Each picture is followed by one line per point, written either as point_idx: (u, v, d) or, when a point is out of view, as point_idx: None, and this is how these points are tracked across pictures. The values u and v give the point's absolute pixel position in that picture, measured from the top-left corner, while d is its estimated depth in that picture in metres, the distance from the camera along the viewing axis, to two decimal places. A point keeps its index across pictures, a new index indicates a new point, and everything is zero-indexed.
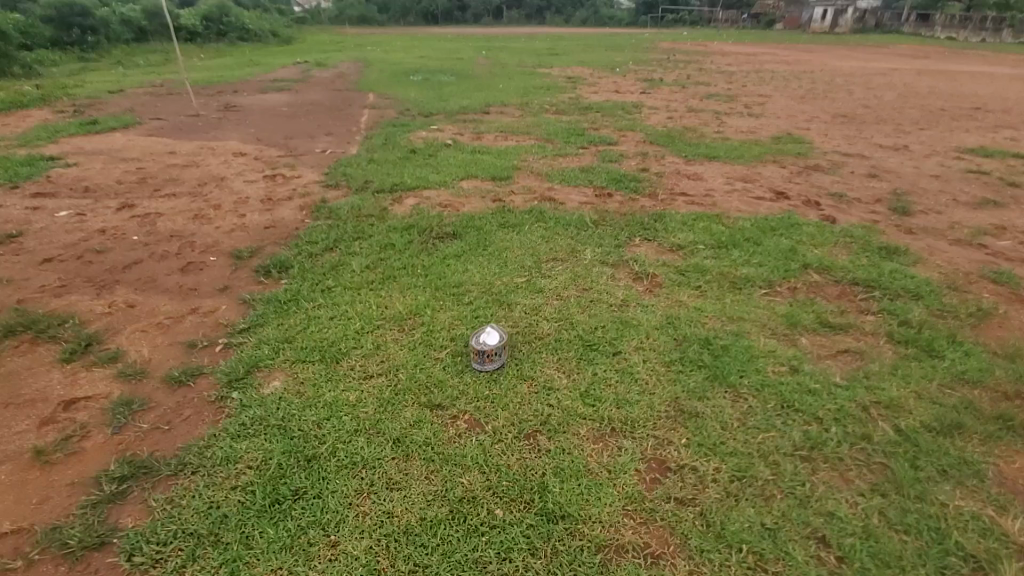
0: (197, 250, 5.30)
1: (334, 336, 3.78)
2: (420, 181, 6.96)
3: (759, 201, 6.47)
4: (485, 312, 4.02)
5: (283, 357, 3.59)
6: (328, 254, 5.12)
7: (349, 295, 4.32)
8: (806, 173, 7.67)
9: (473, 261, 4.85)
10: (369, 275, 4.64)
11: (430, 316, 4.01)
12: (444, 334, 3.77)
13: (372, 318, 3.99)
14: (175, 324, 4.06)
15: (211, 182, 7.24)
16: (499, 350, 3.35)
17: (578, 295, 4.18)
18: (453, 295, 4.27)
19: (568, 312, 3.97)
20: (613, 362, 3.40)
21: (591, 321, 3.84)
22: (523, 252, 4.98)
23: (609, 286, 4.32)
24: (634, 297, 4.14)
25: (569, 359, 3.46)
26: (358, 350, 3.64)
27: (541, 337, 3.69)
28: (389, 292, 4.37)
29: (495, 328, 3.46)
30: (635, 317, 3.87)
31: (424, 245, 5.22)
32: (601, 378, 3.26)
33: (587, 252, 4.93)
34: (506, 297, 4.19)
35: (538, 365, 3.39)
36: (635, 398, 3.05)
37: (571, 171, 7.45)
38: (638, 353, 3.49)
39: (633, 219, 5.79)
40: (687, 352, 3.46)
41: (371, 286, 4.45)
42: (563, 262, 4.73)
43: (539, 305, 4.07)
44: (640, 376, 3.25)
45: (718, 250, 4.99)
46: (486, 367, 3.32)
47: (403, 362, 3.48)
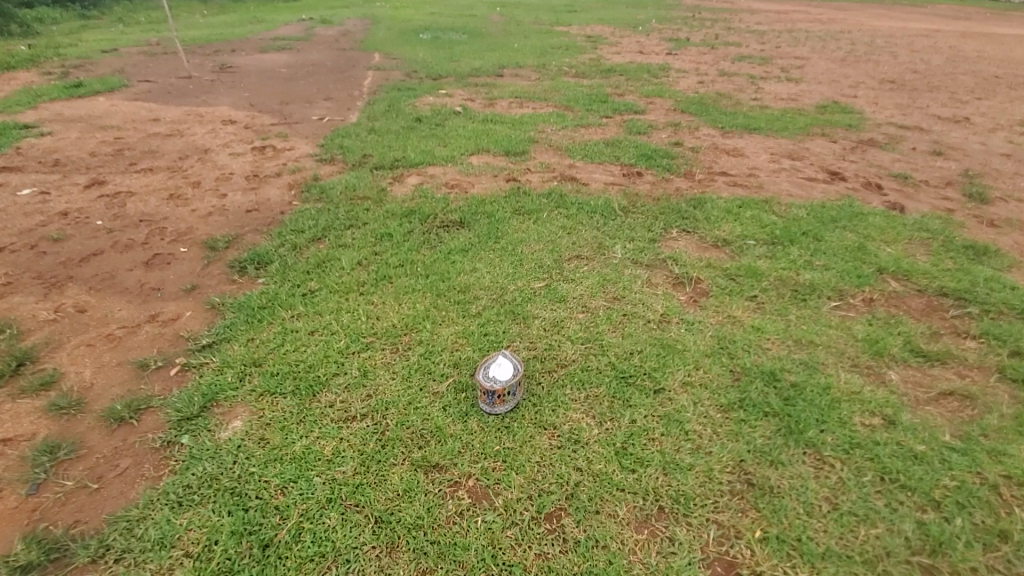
0: (167, 237, 4.63)
1: (312, 359, 3.12)
2: (424, 155, 6.17)
3: (813, 184, 5.62)
4: (495, 328, 3.33)
5: (249, 387, 2.95)
6: (315, 245, 4.42)
7: (334, 301, 3.63)
8: (862, 149, 6.75)
9: (482, 258, 4.12)
10: (360, 275, 3.95)
11: (429, 332, 3.33)
12: (446, 358, 3.11)
13: (361, 333, 3.32)
14: (127, 336, 3.44)
15: (193, 155, 6.52)
16: (513, 388, 2.68)
17: (608, 308, 3.46)
18: (457, 303, 3.57)
19: (596, 330, 3.26)
20: (655, 406, 2.71)
21: (625, 344, 3.14)
22: (540, 247, 4.24)
23: (644, 295, 3.58)
24: (676, 310, 3.41)
25: (601, 399, 2.77)
26: (340, 377, 2.98)
27: (565, 366, 3.00)
28: (381, 297, 3.69)
29: (508, 358, 2.79)
30: (679, 340, 3.16)
31: (426, 236, 4.49)
32: (643, 428, 2.57)
33: (616, 248, 4.17)
34: (522, 307, 3.48)
35: (561, 407, 2.72)
36: (687, 461, 2.37)
37: (594, 145, 6.61)
38: (687, 392, 2.80)
39: (667, 204, 4.98)
40: (749, 391, 2.76)
41: (360, 290, 3.77)
42: (588, 262, 3.99)
43: (561, 320, 3.37)
44: (691, 427, 2.56)
45: (773, 246, 4.21)
46: (495, 409, 2.66)
47: (395, 397, 2.82)
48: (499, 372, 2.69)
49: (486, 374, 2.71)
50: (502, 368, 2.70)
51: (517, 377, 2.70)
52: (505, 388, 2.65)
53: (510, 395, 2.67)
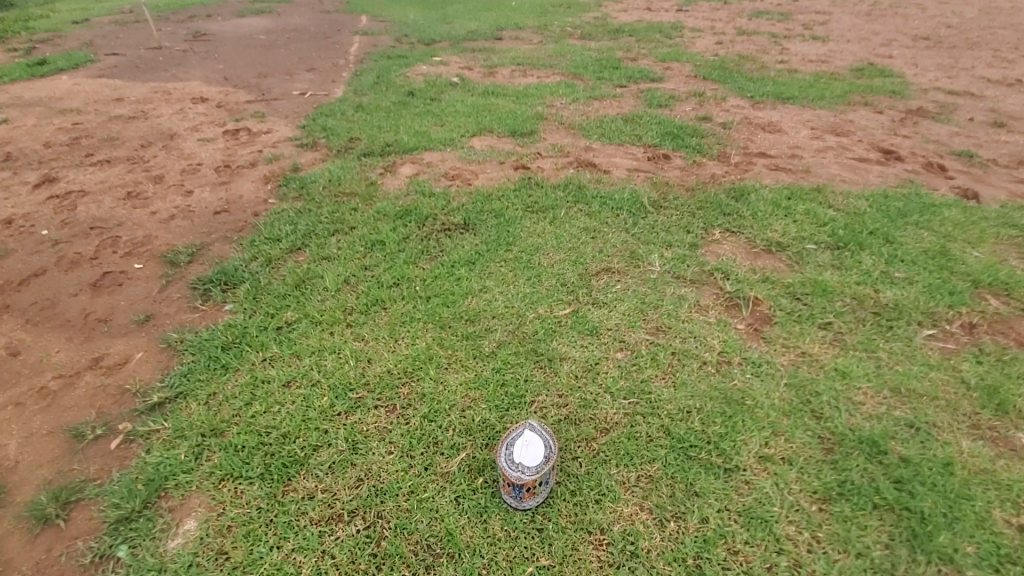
0: (120, 249, 3.92)
1: (286, 424, 2.48)
2: (418, 137, 5.39)
3: (867, 166, 4.87)
4: (515, 374, 2.69)
5: (206, 466, 2.32)
6: (293, 257, 3.70)
7: (315, 337, 2.97)
8: (912, 120, 5.97)
9: (492, 273, 3.41)
10: (347, 298, 3.26)
11: (433, 381, 2.68)
12: (456, 419, 2.48)
13: (349, 383, 2.68)
14: (63, 390, 2.78)
15: (156, 140, 5.71)
16: (545, 476, 2.08)
17: (652, 345, 2.80)
18: (467, 339, 2.92)
19: (641, 377, 2.62)
20: (730, 495, 2.11)
21: (680, 398, 2.50)
22: (560, 257, 3.52)
23: (694, 326, 2.90)
24: (736, 346, 2.76)
25: (657, 485, 2.16)
26: (322, 450, 2.36)
27: (606, 433, 2.38)
28: (373, 330, 3.02)
29: (537, 431, 2.16)
30: (747, 391, 2.52)
31: (424, 242, 3.78)
32: (720, 533, 1.98)
33: (652, 257, 3.46)
34: (547, 345, 2.83)
35: (607, 500, 2.11)
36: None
37: (611, 120, 5.81)
38: (767, 472, 2.19)
39: (705, 195, 4.17)
40: (849, 473, 2.17)
41: (347, 319, 3.10)
42: (620, 279, 3.29)
43: (595, 362, 2.72)
44: (781, 532, 1.98)
45: (838, 253, 3.55)
46: (523, 504, 2.06)
47: (393, 482, 2.21)
48: (527, 456, 2.07)
49: (510, 458, 2.09)
50: (531, 450, 2.08)
51: (550, 461, 2.08)
52: (536, 479, 2.04)
53: (542, 486, 2.07)
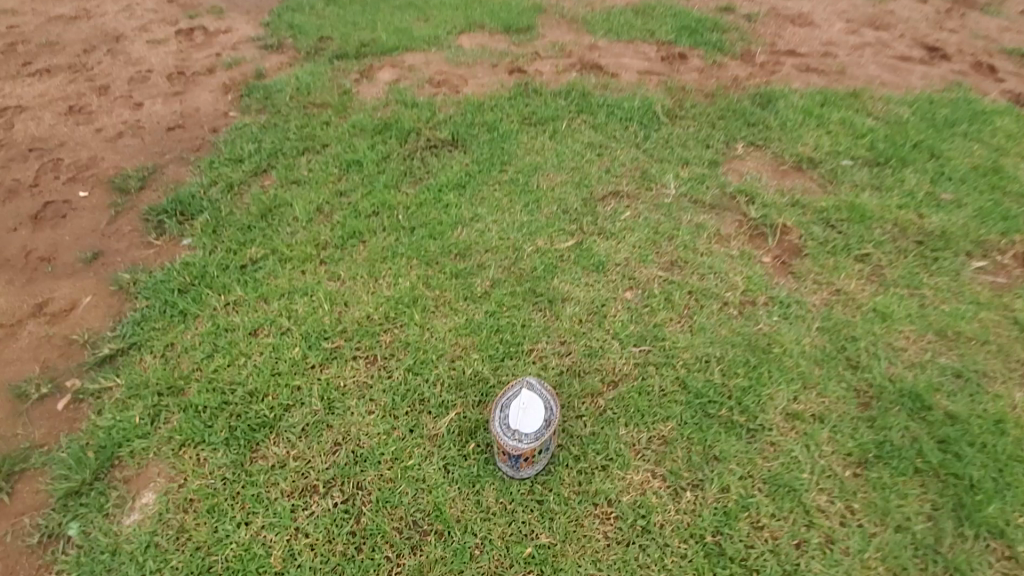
0: (63, 174, 3.46)
1: (254, 380, 2.20)
2: (399, 35, 4.70)
3: (909, 66, 4.29)
4: (510, 318, 2.37)
5: (164, 431, 2.06)
6: (257, 181, 3.25)
7: (284, 277, 2.62)
8: (961, 10, 5.24)
9: (485, 197, 2.99)
10: (319, 229, 2.86)
11: (419, 328, 2.37)
12: (445, 372, 2.20)
13: (323, 331, 2.37)
14: (4, 342, 2.47)
15: (98, 42, 4.97)
16: (547, 442, 1.84)
17: (667, 283, 2.45)
18: (456, 277, 2.57)
19: (654, 321, 2.30)
20: (753, 460, 1.87)
21: (698, 345, 2.20)
22: (563, 178, 3.06)
23: (714, 260, 2.52)
24: (762, 284, 2.42)
25: (672, 448, 1.92)
26: (294, 410, 2.10)
27: (614, 387, 2.11)
28: (348, 267, 2.65)
29: (536, 389, 1.90)
30: (774, 337, 2.21)
31: (407, 160, 3.30)
32: (742, 505, 1.77)
33: (666, 178, 2.99)
34: (547, 284, 2.48)
35: (615, 466, 1.88)
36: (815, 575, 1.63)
37: (619, 11, 5.06)
38: (796, 432, 1.95)
39: (727, 102, 3.64)
40: (888, 432, 1.94)
41: (320, 254, 2.72)
42: (629, 204, 2.85)
43: (602, 304, 2.38)
44: (811, 504, 1.76)
45: (877, 170, 3.13)
46: (523, 472, 1.84)
47: (374, 448, 1.97)
48: (525, 420, 1.82)
49: (506, 424, 1.84)
50: (530, 414, 1.82)
51: (552, 426, 1.84)
52: (537, 447, 1.80)
53: (544, 452, 1.84)
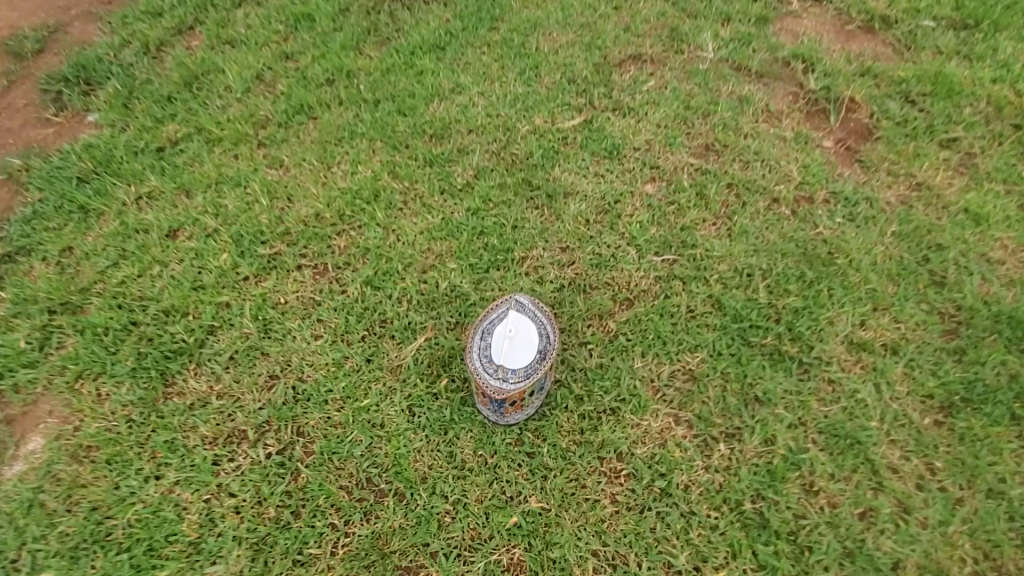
0: None
1: (170, 295, 1.74)
2: None
3: None
4: (497, 218, 1.84)
5: (55, 358, 1.63)
6: (182, 40, 2.55)
7: (211, 163, 2.06)
8: None
9: (468, 60, 2.32)
10: (257, 102, 2.25)
11: (380, 229, 1.85)
12: (413, 286, 1.72)
13: (258, 232, 1.86)
14: None
15: None
16: (542, 381, 1.42)
17: (700, 174, 1.90)
18: (428, 164, 2.00)
19: (682, 223, 1.79)
20: (807, 403, 1.45)
21: (738, 254, 1.71)
22: (569, 36, 2.36)
23: (761, 144, 1.96)
24: (821, 175, 1.88)
25: (700, 387, 1.49)
26: (220, 335, 1.66)
27: (629, 307, 1.65)
28: (293, 151, 2.08)
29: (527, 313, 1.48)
30: (837, 244, 1.71)
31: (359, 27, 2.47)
32: (791, 463, 1.36)
33: (702, 37, 2.31)
34: (545, 174, 1.93)
35: (627, 409, 1.47)
36: (885, 555, 1.25)
37: None
38: (862, 368, 1.51)
39: None
40: (982, 369, 1.49)
41: (257, 135, 2.14)
42: (653, 72, 2.21)
43: (615, 201, 1.85)
44: (880, 461, 1.36)
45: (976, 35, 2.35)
46: (510, 420, 1.44)
47: (320, 383, 1.55)
48: (512, 353, 1.40)
49: (486, 358, 1.42)
50: (519, 345, 1.41)
51: (549, 361, 1.42)
52: (528, 389, 1.39)
53: (538, 394, 1.43)
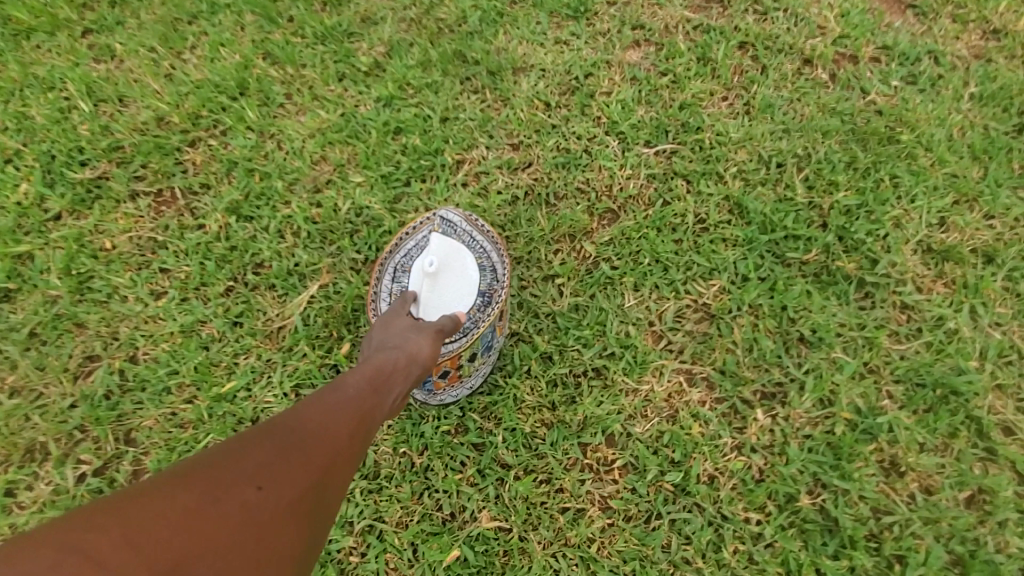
0: None
1: None
2: None
3: None
4: (419, 109, 1.29)
5: None
6: None
7: (11, 59, 1.44)
8: None
9: None
10: None
11: (253, 135, 1.29)
12: (300, 212, 1.18)
13: (75, 149, 1.29)
14: None
15: None
16: (489, 338, 0.95)
17: (700, 32, 1.36)
18: (320, 41, 1.41)
19: (680, 99, 1.27)
20: (875, 341, 1.00)
21: (762, 137, 1.20)
22: None
23: None
24: (867, 23, 1.34)
25: (720, 329, 1.03)
26: (17, 301, 1.13)
27: (612, 221, 1.15)
28: (130, 36, 1.47)
29: (463, 239, 0.98)
30: (899, 115, 1.22)
31: None
32: (861, 432, 0.94)
33: None
34: (484, 44, 1.36)
35: (617, 369, 1.00)
36: (1005, 561, 0.85)
37: None
38: (947, 286, 1.06)
39: None
40: None
41: (80, 17, 1.48)
42: None
43: (585, 74, 1.32)
44: (989, 419, 0.93)
45: None
46: (443, 400, 0.97)
47: (159, 364, 1.05)
48: (438, 298, 0.92)
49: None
50: (448, 284, 0.92)
51: (498, 308, 0.94)
52: (466, 351, 0.92)
53: (484, 359, 0.96)
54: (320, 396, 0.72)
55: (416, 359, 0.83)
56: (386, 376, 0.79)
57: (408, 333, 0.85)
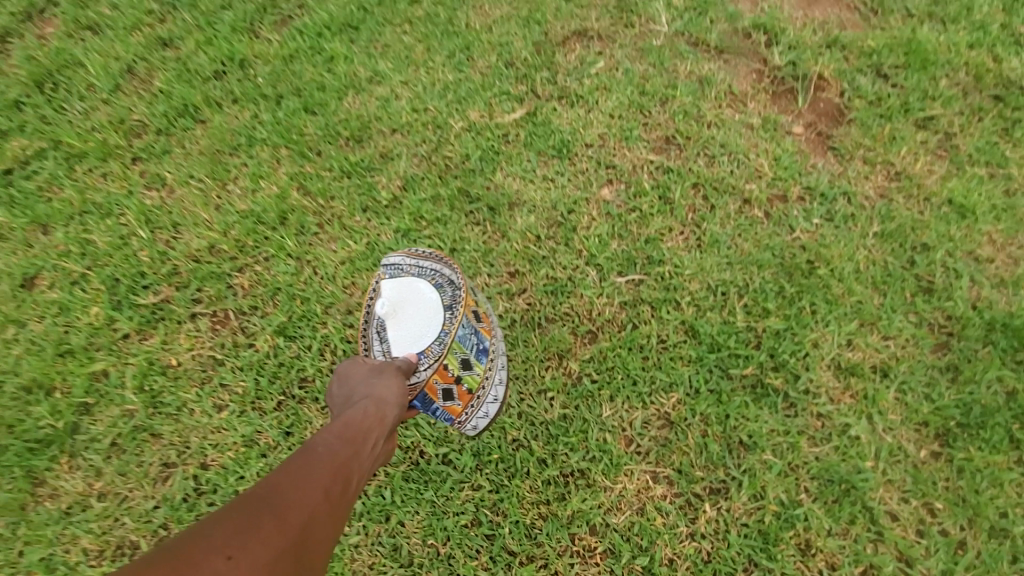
0: None
1: (29, 367, 1.40)
2: None
3: None
4: (432, 240, 1.57)
5: None
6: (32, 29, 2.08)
7: (74, 187, 1.67)
8: None
9: (388, 45, 1.97)
10: (131, 104, 1.85)
11: (292, 261, 1.54)
12: (335, 332, 1.44)
13: (138, 274, 1.52)
14: None
15: None
16: (475, 343, 1.19)
17: (660, 172, 1.67)
18: (345, 175, 1.69)
19: (645, 233, 1.56)
20: (797, 445, 1.29)
21: (711, 268, 1.50)
22: (504, 10, 2.05)
23: (727, 134, 1.74)
24: (795, 167, 1.68)
25: (679, 434, 1.31)
26: (97, 414, 1.36)
27: (592, 341, 1.43)
28: (178, 165, 1.72)
29: (412, 271, 1.20)
30: (817, 250, 1.53)
31: (239, 23, 2.03)
32: (783, 520, 1.22)
33: (654, 7, 2.04)
34: (487, 181, 1.66)
35: (598, 470, 1.27)
36: None
37: None
38: (852, 397, 1.35)
39: None
40: (977, 387, 1.35)
41: (131, 145, 1.76)
42: (602, 51, 1.95)
43: (569, 210, 1.60)
44: (879, 508, 1.22)
45: (942, 18, 2.11)
46: (475, 424, 1.26)
47: (227, 470, 1.29)
48: (409, 328, 1.14)
49: (390, 349, 1.14)
50: (411, 314, 1.14)
51: (461, 311, 1.16)
52: (453, 360, 1.14)
53: (483, 366, 1.21)
54: (311, 454, 0.87)
55: (383, 404, 1.01)
56: (360, 430, 0.96)
57: (372, 382, 1.04)
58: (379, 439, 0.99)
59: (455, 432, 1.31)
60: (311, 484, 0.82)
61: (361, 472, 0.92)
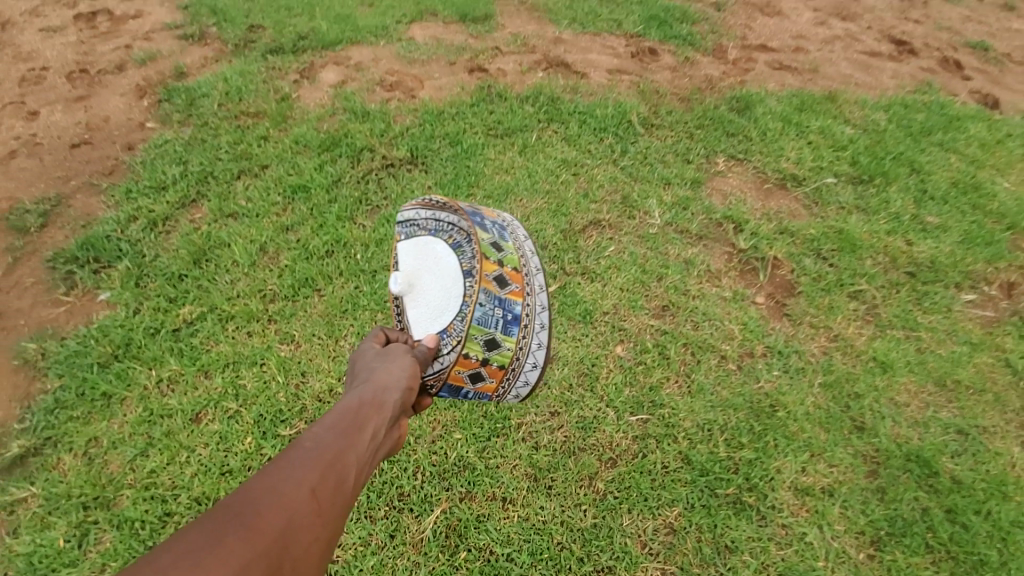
0: None
1: (200, 483, 1.93)
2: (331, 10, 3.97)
3: (880, 62, 3.82)
4: None
5: (94, 556, 1.79)
6: (187, 213, 2.79)
7: (227, 342, 2.27)
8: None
9: None
10: (264, 276, 2.50)
11: None
12: (424, 457, 1.92)
13: (278, 411, 2.08)
14: None
15: None
16: (499, 318, 1.35)
17: (659, 333, 2.27)
18: None
19: (649, 381, 2.12)
20: (767, 548, 1.77)
21: (699, 410, 2.05)
22: (538, 203, 2.77)
23: (707, 305, 2.35)
24: (759, 330, 2.27)
25: (680, 539, 1.79)
26: None
27: (613, 465, 1.94)
28: (302, 325, 2.33)
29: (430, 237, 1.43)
30: (777, 397, 2.08)
31: (342, 213, 2.75)
32: None
33: (649, 203, 2.76)
34: None
35: (621, 567, 1.74)
36: None
37: None
38: (807, 511, 1.84)
39: (709, 120, 3.20)
40: (899, 504, 1.85)
41: (266, 309, 2.37)
42: (612, 237, 2.63)
43: (593, 363, 2.17)
44: None
45: (866, 209, 2.81)
46: (517, 392, 1.45)
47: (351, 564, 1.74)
48: (430, 293, 1.37)
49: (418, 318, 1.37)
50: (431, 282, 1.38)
51: (477, 282, 1.34)
52: (472, 348, 1.33)
53: (513, 339, 1.36)
54: (299, 445, 0.91)
55: (381, 391, 1.12)
56: (357, 418, 1.04)
57: (376, 370, 1.17)
58: (372, 427, 1.05)
59: (515, 535, 1.79)
60: (297, 471, 0.85)
61: (355, 458, 0.96)
